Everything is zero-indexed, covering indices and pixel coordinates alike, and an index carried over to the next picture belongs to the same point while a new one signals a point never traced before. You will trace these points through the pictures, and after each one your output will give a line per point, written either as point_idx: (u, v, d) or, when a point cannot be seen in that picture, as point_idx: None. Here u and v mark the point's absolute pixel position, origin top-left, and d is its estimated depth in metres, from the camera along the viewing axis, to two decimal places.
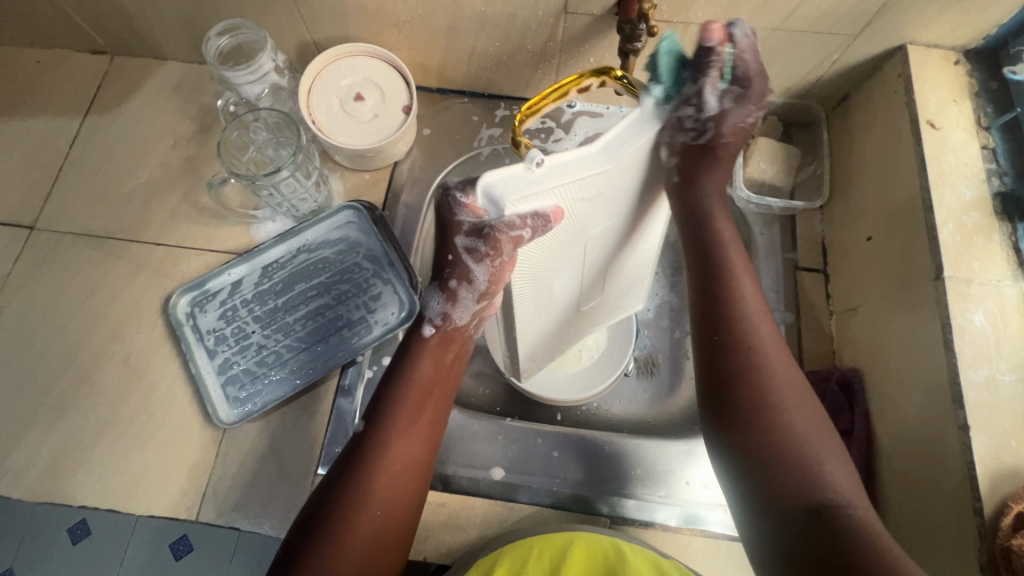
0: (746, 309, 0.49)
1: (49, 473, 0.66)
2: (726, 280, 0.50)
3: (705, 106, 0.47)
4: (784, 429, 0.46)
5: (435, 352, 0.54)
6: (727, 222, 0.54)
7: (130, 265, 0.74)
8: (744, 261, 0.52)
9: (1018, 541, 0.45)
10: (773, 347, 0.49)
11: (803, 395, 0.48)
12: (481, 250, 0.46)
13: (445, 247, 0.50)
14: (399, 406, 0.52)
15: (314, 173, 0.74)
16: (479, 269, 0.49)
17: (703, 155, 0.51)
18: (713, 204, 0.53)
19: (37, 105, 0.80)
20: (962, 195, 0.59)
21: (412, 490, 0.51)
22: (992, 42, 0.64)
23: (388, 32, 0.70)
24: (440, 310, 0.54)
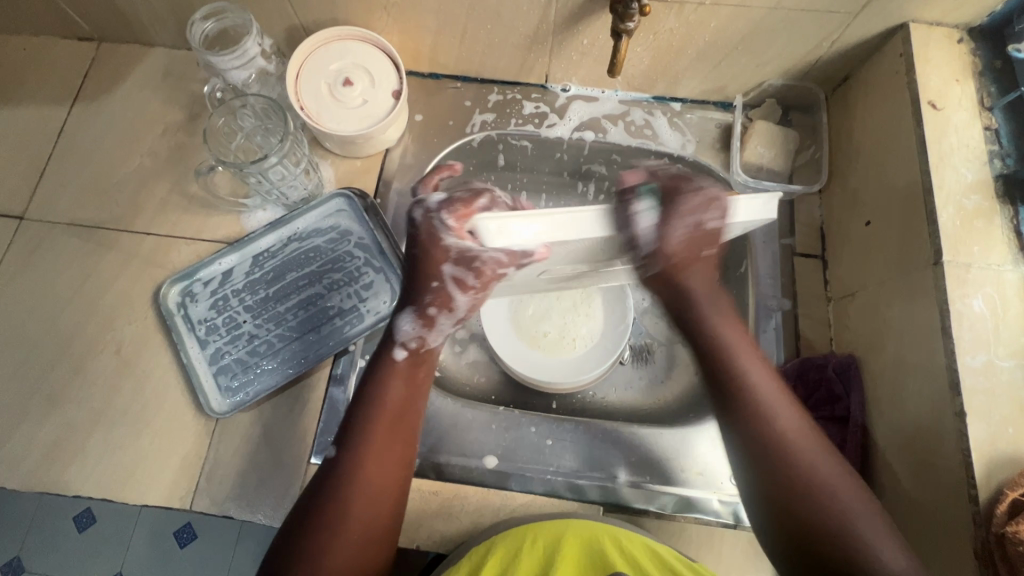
0: (762, 402, 0.52)
1: (44, 464, 0.66)
2: (735, 375, 0.53)
3: (637, 240, 0.54)
4: (824, 510, 0.48)
5: (403, 369, 0.57)
6: (728, 319, 0.56)
7: (121, 255, 0.73)
8: (748, 352, 0.54)
9: (1013, 529, 0.45)
10: (796, 429, 0.51)
11: (836, 468, 0.50)
12: (468, 281, 0.57)
13: (429, 275, 0.57)
14: (364, 426, 0.53)
15: (304, 161, 0.73)
16: (463, 297, 0.58)
17: (670, 275, 0.56)
18: (702, 302, 0.56)
19: (24, 93, 0.79)
20: (962, 177, 0.57)
21: (380, 507, 0.51)
22: (997, 19, 0.62)
23: (377, 14, 0.68)
24: (414, 333, 0.58)
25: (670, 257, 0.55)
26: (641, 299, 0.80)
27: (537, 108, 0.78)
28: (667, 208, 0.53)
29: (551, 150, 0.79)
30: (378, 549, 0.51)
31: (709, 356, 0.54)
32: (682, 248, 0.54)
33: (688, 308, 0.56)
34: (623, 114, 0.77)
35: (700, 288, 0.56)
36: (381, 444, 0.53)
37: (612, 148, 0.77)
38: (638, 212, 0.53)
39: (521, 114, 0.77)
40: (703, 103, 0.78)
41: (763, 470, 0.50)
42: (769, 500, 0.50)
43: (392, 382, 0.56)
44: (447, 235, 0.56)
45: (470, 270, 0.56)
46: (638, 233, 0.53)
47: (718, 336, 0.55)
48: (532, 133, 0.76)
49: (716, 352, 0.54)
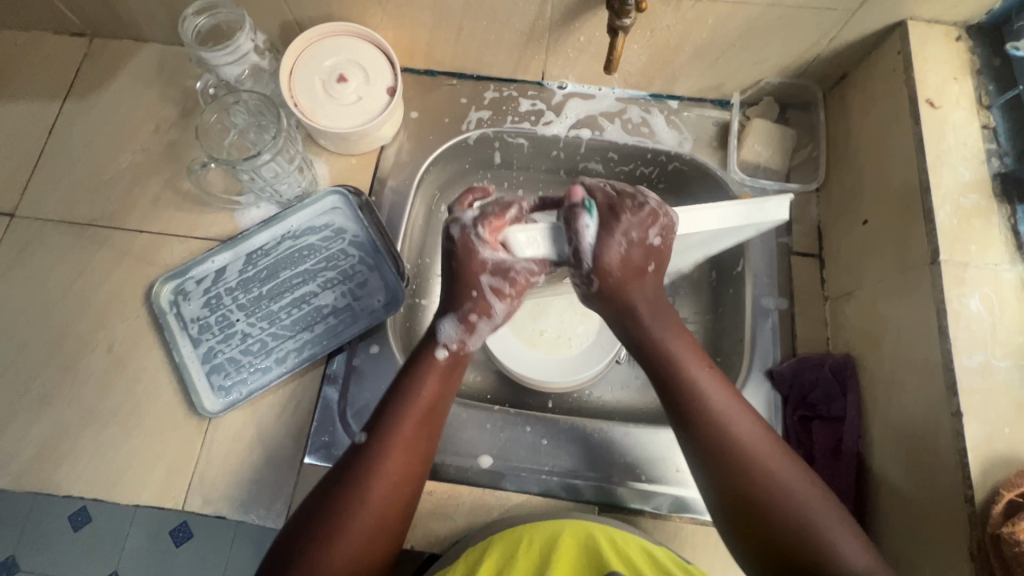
0: (721, 409, 0.50)
1: (35, 463, 0.65)
2: (693, 386, 0.51)
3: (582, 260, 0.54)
4: (797, 521, 0.46)
5: (442, 368, 0.56)
6: (683, 331, 0.55)
7: (113, 252, 0.72)
8: (699, 363, 0.53)
9: (1009, 529, 0.44)
10: (753, 439, 0.50)
11: (801, 480, 0.48)
12: (505, 289, 0.58)
13: (468, 284, 0.57)
14: (396, 416, 0.52)
15: (298, 158, 0.72)
16: (501, 306, 0.59)
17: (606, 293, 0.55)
18: (650, 316, 0.54)
19: (15, 89, 0.78)
20: (960, 176, 0.57)
21: (400, 498, 0.51)
22: (996, 17, 0.62)
23: (371, 10, 0.68)
24: (456, 335, 0.57)
25: (608, 273, 0.54)
26: None
27: (534, 105, 0.77)
28: (604, 225, 0.54)
29: (548, 148, 0.78)
30: (388, 540, 0.50)
31: (663, 368, 0.53)
32: (617, 267, 0.54)
33: (635, 322, 0.54)
34: (620, 111, 0.77)
35: (642, 303, 0.54)
36: (411, 436, 0.52)
37: (609, 146, 0.77)
38: (584, 226, 0.54)
39: (518, 111, 0.77)
40: (700, 101, 0.77)
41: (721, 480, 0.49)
42: (734, 510, 0.49)
43: (428, 376, 0.55)
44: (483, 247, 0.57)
45: (507, 279, 0.57)
46: (583, 247, 0.54)
47: (670, 347, 0.53)
48: (528, 130, 0.76)
49: (670, 363, 0.52)
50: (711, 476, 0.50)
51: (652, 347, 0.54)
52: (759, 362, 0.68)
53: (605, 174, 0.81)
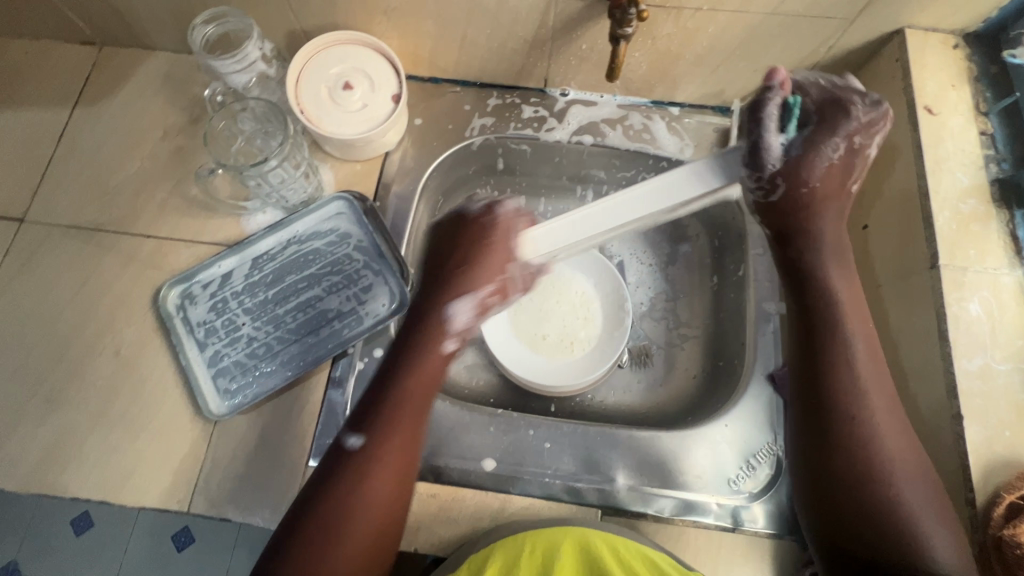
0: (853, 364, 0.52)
1: (43, 465, 0.66)
2: (838, 337, 0.53)
3: (765, 161, 0.56)
4: (886, 498, 0.48)
5: (444, 357, 0.57)
6: (845, 278, 0.56)
7: (120, 257, 0.73)
8: (860, 318, 0.54)
9: (1010, 532, 0.45)
10: (883, 410, 0.51)
11: (911, 462, 0.49)
12: (522, 275, 0.61)
13: (498, 268, 0.59)
14: (390, 412, 0.53)
15: (304, 164, 0.73)
16: (518, 290, 0.61)
17: (788, 210, 0.57)
18: (829, 245, 0.56)
19: (25, 96, 0.79)
20: (959, 182, 0.58)
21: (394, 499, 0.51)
22: (993, 25, 0.63)
23: (377, 19, 0.69)
24: (466, 324, 0.59)
25: (808, 182, 0.56)
26: (640, 303, 0.80)
27: (536, 112, 0.78)
28: (822, 128, 0.56)
29: (550, 153, 0.79)
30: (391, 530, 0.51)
31: (817, 306, 0.55)
32: (823, 177, 0.56)
33: (811, 253, 0.56)
34: (622, 118, 0.78)
35: (829, 228, 0.57)
36: (405, 432, 0.53)
37: (611, 152, 0.77)
38: (767, 121, 0.56)
39: (521, 118, 0.78)
40: (701, 108, 0.78)
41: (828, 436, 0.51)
42: (825, 480, 0.50)
43: (428, 366, 0.56)
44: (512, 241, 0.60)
45: (524, 274, 0.60)
46: (767, 145, 0.56)
47: (837, 298, 0.54)
48: (531, 137, 0.77)
49: (834, 313, 0.54)
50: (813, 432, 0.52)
51: (813, 295, 0.55)
52: (760, 367, 0.68)
53: (607, 180, 0.81)
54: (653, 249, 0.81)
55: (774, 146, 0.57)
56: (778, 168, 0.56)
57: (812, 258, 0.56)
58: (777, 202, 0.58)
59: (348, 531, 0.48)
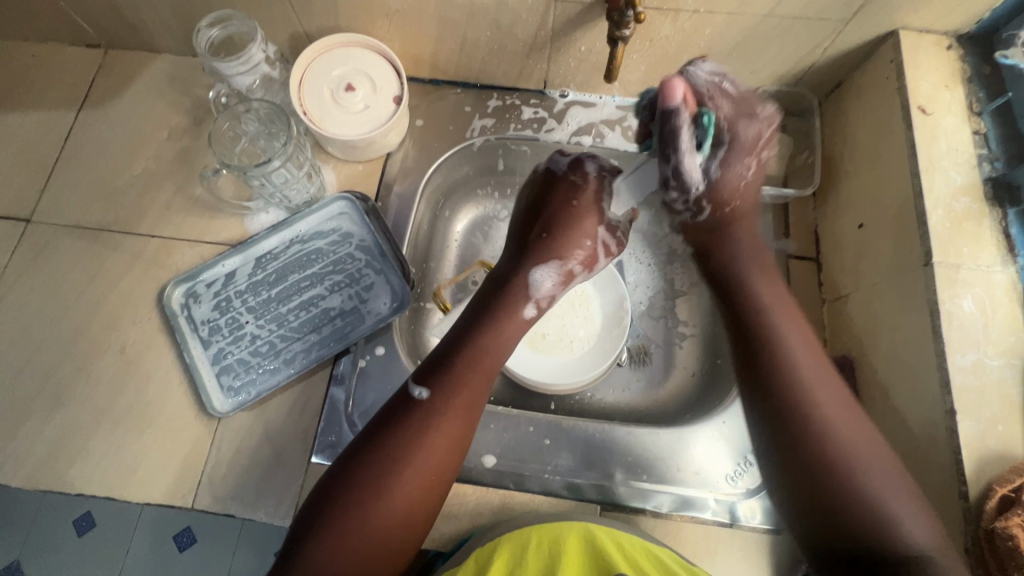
0: (794, 360, 0.54)
1: (48, 462, 0.67)
2: (776, 338, 0.55)
3: (692, 189, 0.61)
4: (852, 486, 0.48)
5: (523, 322, 0.63)
6: (770, 284, 0.60)
7: (125, 257, 0.74)
8: (790, 321, 0.56)
9: (1002, 524, 0.46)
10: (829, 402, 0.52)
11: (874, 452, 0.50)
12: (611, 238, 0.70)
13: (586, 235, 0.68)
14: (457, 370, 0.56)
15: (306, 164, 0.74)
16: (603, 258, 0.70)
17: (705, 228, 0.64)
18: (743, 256, 0.62)
19: (32, 98, 0.80)
20: (952, 181, 0.59)
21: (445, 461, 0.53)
22: (985, 26, 0.63)
23: (378, 21, 0.70)
24: (549, 291, 0.66)
25: (720, 204, 0.62)
26: (639, 302, 0.81)
27: (536, 113, 0.79)
28: (730, 150, 0.59)
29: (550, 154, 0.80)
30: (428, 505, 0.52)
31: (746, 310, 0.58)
32: (733, 195, 0.62)
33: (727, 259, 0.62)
34: (620, 118, 0.79)
35: (744, 240, 0.63)
36: (469, 395, 0.56)
37: (609, 152, 0.78)
38: (686, 155, 0.58)
39: (520, 119, 0.79)
40: None
41: (786, 433, 0.52)
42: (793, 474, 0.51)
43: (507, 326, 0.61)
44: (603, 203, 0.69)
45: (614, 236, 0.70)
46: (690, 178, 0.60)
47: (764, 305, 0.57)
48: (531, 138, 0.78)
49: (759, 320, 0.56)
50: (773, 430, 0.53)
51: (742, 303, 0.58)
52: None
53: None
54: (652, 247, 0.82)
55: (696, 170, 0.59)
56: (698, 194, 0.62)
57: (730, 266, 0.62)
58: (703, 221, 0.64)
59: (398, 481, 0.50)
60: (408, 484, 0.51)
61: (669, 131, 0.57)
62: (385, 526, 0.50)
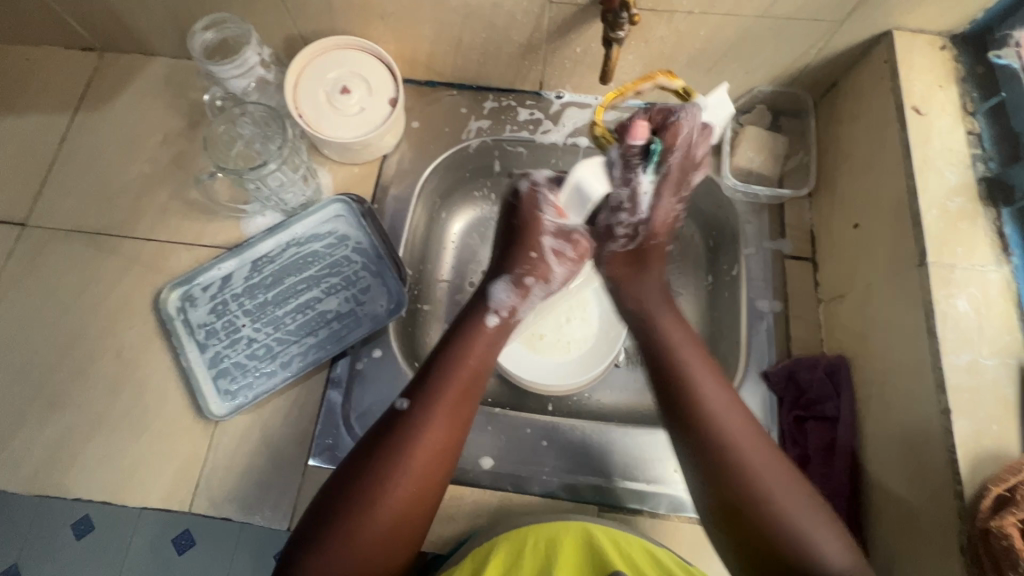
0: (704, 393, 0.54)
1: (45, 467, 0.66)
2: (688, 375, 0.55)
3: (636, 210, 0.63)
4: (773, 514, 0.49)
5: (493, 334, 0.61)
6: (677, 321, 0.60)
7: (122, 260, 0.74)
8: (699, 359, 0.57)
9: (996, 522, 0.45)
10: (745, 438, 0.52)
11: (787, 479, 0.51)
12: (567, 252, 0.66)
13: (529, 246, 0.65)
14: (437, 386, 0.56)
15: (303, 167, 0.74)
16: (560, 268, 0.67)
17: (632, 259, 0.66)
18: (650, 303, 0.62)
19: (26, 102, 0.80)
20: (947, 181, 0.59)
21: (436, 470, 0.53)
22: (979, 26, 0.64)
23: (374, 24, 0.70)
24: (508, 303, 0.63)
25: (652, 237, 0.65)
26: None
27: (532, 114, 0.79)
28: (668, 184, 0.62)
29: (546, 155, 0.80)
30: (423, 512, 0.53)
31: (655, 350, 0.58)
32: (660, 228, 0.65)
33: (640, 301, 0.63)
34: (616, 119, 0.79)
35: (654, 281, 0.64)
36: (451, 406, 0.55)
37: None
38: (637, 176, 0.60)
39: (516, 120, 0.79)
40: None
41: (704, 464, 0.52)
42: (720, 503, 0.51)
43: (477, 343, 0.60)
44: (550, 212, 0.64)
45: (569, 242, 0.66)
46: (638, 199, 0.62)
47: (674, 349, 0.57)
48: (526, 139, 0.78)
49: (669, 358, 0.57)
50: (694, 460, 0.53)
51: (657, 348, 0.58)
52: (754, 364, 0.69)
53: None
54: None
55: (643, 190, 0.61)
56: (640, 220, 0.64)
57: (644, 297, 0.63)
58: (635, 250, 0.65)
59: (388, 494, 0.51)
60: (402, 496, 0.51)
61: (626, 157, 0.60)
62: (377, 538, 0.50)
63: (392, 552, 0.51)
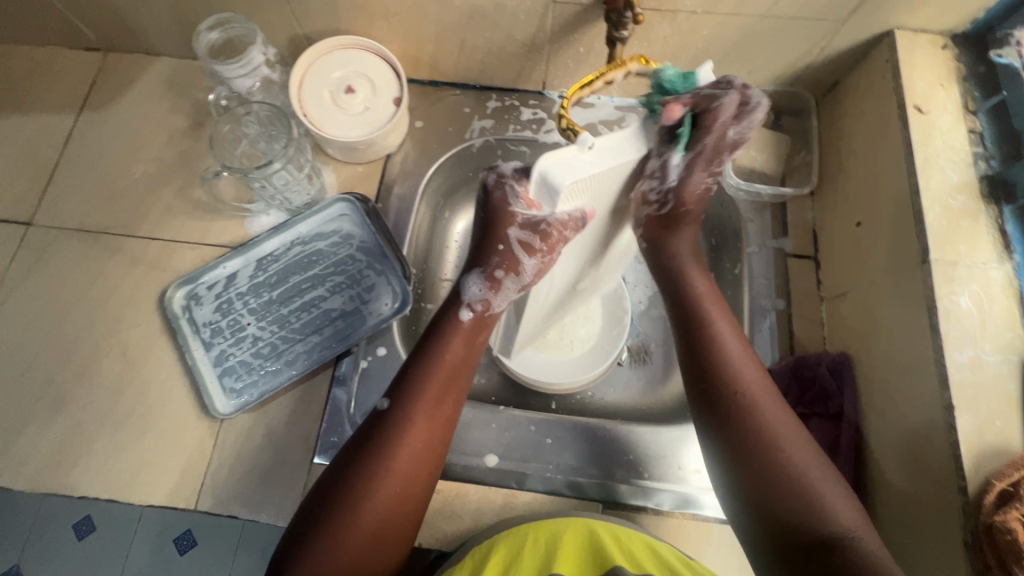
0: (723, 339, 0.54)
1: (50, 466, 0.67)
2: (706, 323, 0.54)
3: (666, 182, 0.53)
4: (782, 471, 0.48)
5: (467, 329, 0.57)
6: (703, 275, 0.58)
7: (126, 259, 0.74)
8: (721, 310, 0.56)
9: (1000, 517, 0.46)
10: (758, 386, 0.52)
11: (794, 437, 0.50)
12: (535, 245, 0.54)
13: (497, 238, 0.55)
14: (416, 383, 0.54)
15: (307, 166, 0.75)
16: (530, 262, 0.55)
17: (662, 224, 0.58)
18: (683, 256, 0.58)
19: (30, 102, 0.80)
20: (949, 179, 0.59)
21: (424, 464, 0.53)
22: (980, 26, 0.64)
23: (378, 24, 0.70)
24: (481, 296, 0.57)
25: (681, 207, 0.56)
26: (639, 301, 0.81)
27: (535, 114, 0.79)
28: (703, 158, 0.51)
29: None
30: (411, 509, 0.52)
31: (680, 298, 0.57)
32: (690, 201, 0.56)
33: (669, 257, 0.58)
34: (619, 119, 0.79)
35: (685, 240, 0.58)
36: (434, 399, 0.54)
37: None
38: (667, 157, 0.49)
39: (519, 120, 0.79)
40: None
41: (716, 416, 0.51)
42: (728, 459, 0.50)
43: (454, 337, 0.56)
44: (518, 203, 0.52)
45: (537, 233, 0.52)
46: (665, 176, 0.52)
47: (698, 296, 0.56)
48: (530, 139, 0.78)
49: (692, 306, 0.56)
50: (704, 413, 0.52)
51: (683, 296, 0.56)
52: None
53: None
54: None
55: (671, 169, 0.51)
56: (670, 190, 0.54)
57: (674, 250, 0.58)
58: (665, 216, 0.57)
59: (372, 496, 0.50)
60: (387, 496, 0.51)
61: (660, 135, 0.47)
62: (366, 539, 0.50)
63: (383, 550, 0.51)
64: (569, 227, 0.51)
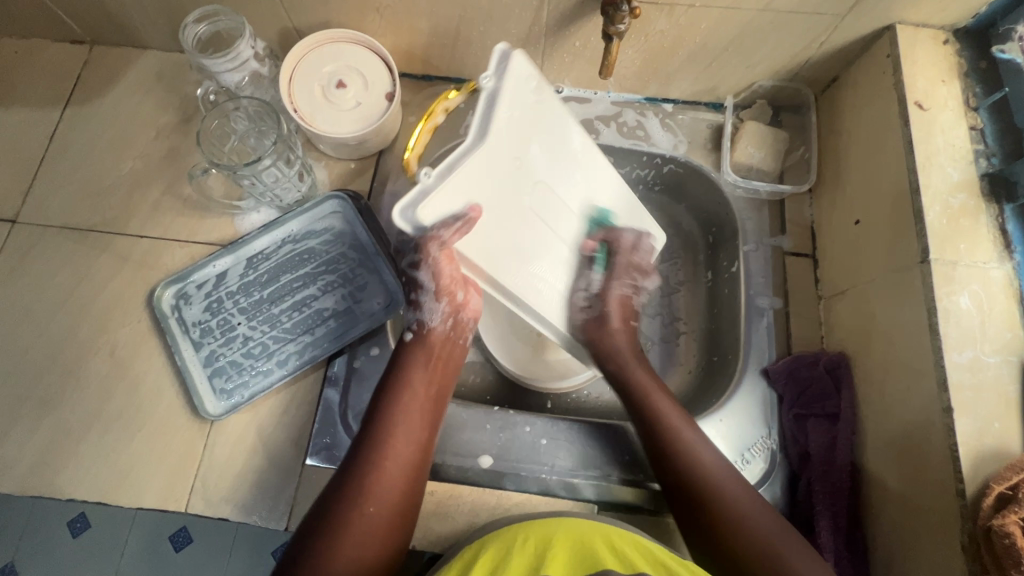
0: (668, 422, 0.59)
1: (38, 468, 0.65)
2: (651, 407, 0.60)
3: (591, 285, 0.61)
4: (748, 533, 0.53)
5: (427, 356, 0.61)
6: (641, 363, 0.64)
7: (114, 258, 0.73)
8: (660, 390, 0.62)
9: (998, 521, 0.45)
10: (708, 459, 0.57)
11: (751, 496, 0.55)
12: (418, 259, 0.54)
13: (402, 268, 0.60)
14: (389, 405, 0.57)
15: (297, 163, 0.73)
16: (424, 275, 0.57)
17: (596, 326, 0.62)
18: (621, 349, 0.63)
19: (14, 96, 0.79)
20: (949, 177, 0.58)
21: (404, 487, 0.54)
22: (982, 21, 0.63)
23: (369, 17, 0.69)
24: (414, 318, 0.62)
25: (608, 309, 0.62)
26: None
27: None
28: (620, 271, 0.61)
29: None
30: (398, 534, 0.53)
31: (624, 386, 0.63)
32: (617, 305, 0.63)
33: (612, 352, 0.63)
34: (615, 114, 0.78)
35: (619, 337, 0.63)
36: (413, 420, 0.57)
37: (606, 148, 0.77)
38: (591, 270, 0.61)
39: None
40: (695, 104, 0.78)
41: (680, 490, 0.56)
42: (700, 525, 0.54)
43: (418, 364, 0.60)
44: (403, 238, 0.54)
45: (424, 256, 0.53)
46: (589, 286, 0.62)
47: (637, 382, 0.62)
48: None
49: (635, 392, 0.62)
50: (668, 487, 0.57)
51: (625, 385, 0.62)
52: (754, 361, 0.68)
53: None
54: None
55: (592, 280, 0.61)
56: (597, 295, 0.62)
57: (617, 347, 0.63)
58: (597, 318, 0.62)
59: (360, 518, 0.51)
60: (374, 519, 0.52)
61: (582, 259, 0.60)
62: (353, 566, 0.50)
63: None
64: (455, 236, 0.48)
